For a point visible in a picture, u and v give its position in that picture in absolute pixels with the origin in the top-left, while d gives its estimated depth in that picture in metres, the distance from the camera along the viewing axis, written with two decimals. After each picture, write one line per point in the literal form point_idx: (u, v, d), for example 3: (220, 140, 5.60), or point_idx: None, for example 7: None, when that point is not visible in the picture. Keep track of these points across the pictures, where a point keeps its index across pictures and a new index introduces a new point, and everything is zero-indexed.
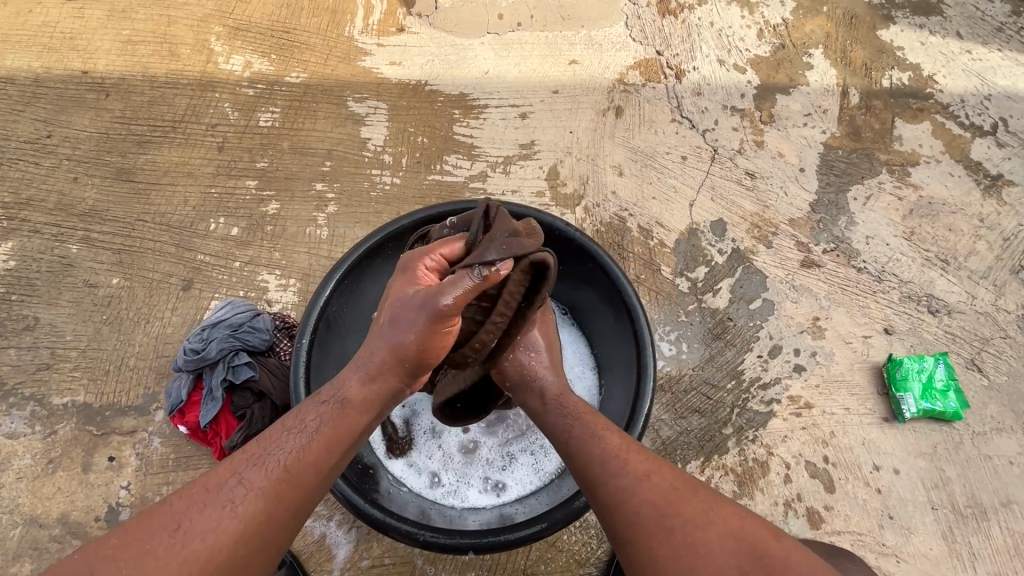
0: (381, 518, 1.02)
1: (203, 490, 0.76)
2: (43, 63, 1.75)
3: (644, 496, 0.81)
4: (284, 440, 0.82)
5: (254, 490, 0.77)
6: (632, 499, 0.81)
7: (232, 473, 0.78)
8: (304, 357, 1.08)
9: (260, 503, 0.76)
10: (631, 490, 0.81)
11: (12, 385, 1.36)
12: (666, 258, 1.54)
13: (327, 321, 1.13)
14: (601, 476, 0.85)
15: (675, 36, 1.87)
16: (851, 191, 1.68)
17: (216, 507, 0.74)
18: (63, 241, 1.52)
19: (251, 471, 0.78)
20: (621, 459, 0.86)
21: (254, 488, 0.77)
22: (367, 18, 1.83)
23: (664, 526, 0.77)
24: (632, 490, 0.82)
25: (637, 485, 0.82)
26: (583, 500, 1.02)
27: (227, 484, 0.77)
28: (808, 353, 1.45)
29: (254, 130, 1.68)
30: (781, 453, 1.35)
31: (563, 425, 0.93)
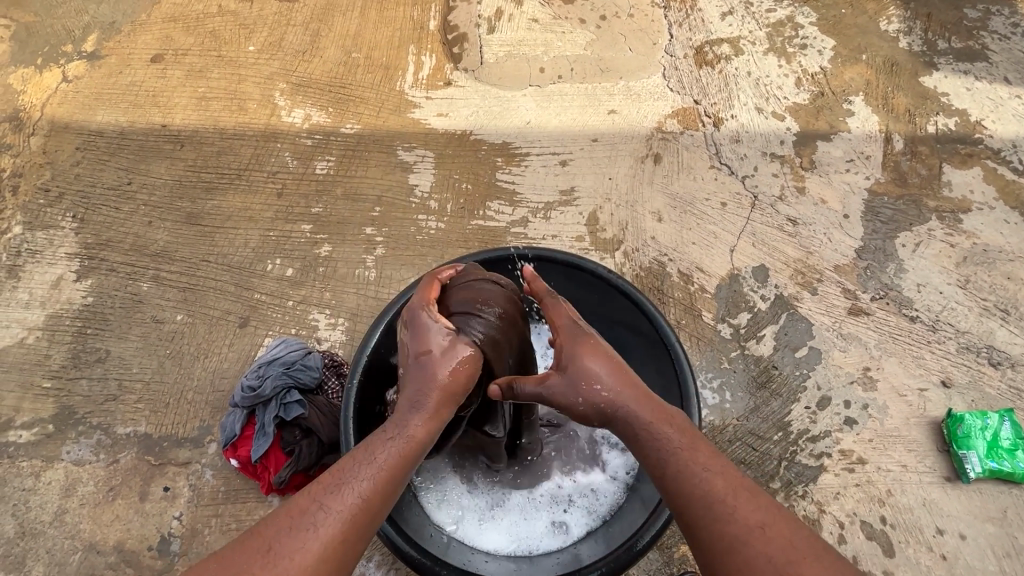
0: (421, 560, 1.02)
1: (287, 518, 0.75)
2: (128, 118, 1.94)
3: (757, 547, 0.71)
4: (357, 471, 0.80)
5: (338, 521, 0.76)
6: (734, 551, 0.72)
7: (319, 501, 0.77)
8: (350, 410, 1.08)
9: (332, 535, 0.74)
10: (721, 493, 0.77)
11: (81, 414, 1.45)
12: (707, 303, 1.54)
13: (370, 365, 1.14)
14: (702, 519, 0.76)
15: (712, 85, 1.92)
16: (898, 238, 1.65)
17: (306, 531, 0.74)
18: (136, 280, 1.64)
19: (330, 497, 0.78)
20: (726, 506, 0.75)
21: (337, 516, 0.76)
22: (416, 74, 1.96)
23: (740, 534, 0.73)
24: (737, 542, 0.72)
25: (744, 538, 0.72)
26: (645, 540, 1.01)
27: (315, 513, 0.76)
28: (859, 406, 1.39)
29: (311, 178, 1.80)
30: (834, 511, 1.28)
31: (651, 461, 0.83)
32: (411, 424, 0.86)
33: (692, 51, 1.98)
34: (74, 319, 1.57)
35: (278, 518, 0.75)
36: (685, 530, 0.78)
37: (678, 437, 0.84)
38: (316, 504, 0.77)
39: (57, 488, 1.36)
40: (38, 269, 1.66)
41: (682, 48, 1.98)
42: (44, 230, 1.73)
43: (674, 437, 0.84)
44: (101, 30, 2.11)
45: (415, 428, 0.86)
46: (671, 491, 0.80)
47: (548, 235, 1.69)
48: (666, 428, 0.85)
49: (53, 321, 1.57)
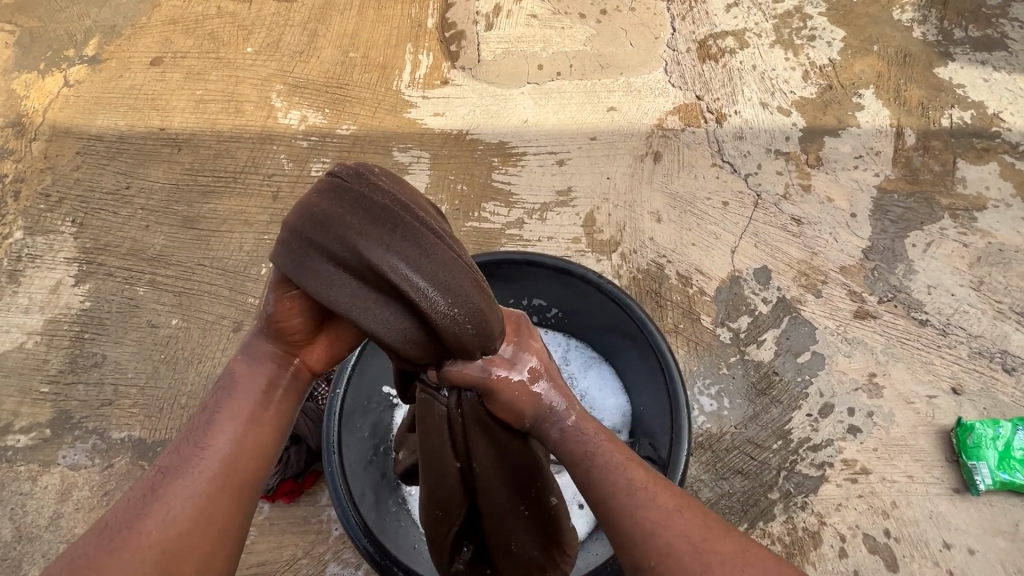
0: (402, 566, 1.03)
1: (129, 500, 0.70)
2: (127, 121, 1.95)
3: (675, 534, 0.69)
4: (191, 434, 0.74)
5: (180, 478, 0.70)
6: (657, 543, 0.70)
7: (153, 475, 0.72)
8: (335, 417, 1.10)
9: (171, 502, 0.69)
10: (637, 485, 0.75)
11: (78, 418, 1.46)
12: (706, 306, 1.49)
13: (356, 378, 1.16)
14: (622, 510, 0.73)
15: (716, 80, 1.86)
16: (909, 237, 1.58)
17: (143, 506, 0.69)
18: (132, 284, 1.65)
19: (169, 462, 0.72)
20: (645, 496, 0.74)
21: (177, 477, 0.70)
22: (413, 73, 1.94)
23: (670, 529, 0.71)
24: (657, 531, 0.70)
25: (662, 527, 0.70)
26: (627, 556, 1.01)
27: (153, 485, 0.71)
28: (864, 414, 1.34)
29: (306, 180, 1.79)
30: (835, 523, 1.23)
31: (577, 455, 0.80)
32: (234, 364, 0.80)
33: (695, 45, 1.92)
34: (73, 323, 1.59)
35: (118, 505, 0.71)
36: (606, 525, 0.75)
37: (599, 431, 0.82)
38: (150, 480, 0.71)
39: (53, 492, 1.37)
40: (38, 274, 1.67)
41: (685, 42, 1.93)
42: (44, 235, 1.74)
43: (594, 433, 0.81)
44: (102, 34, 2.12)
45: (237, 368, 0.79)
46: (589, 486, 0.77)
47: (544, 237, 1.65)
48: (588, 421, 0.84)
49: (52, 326, 1.59)
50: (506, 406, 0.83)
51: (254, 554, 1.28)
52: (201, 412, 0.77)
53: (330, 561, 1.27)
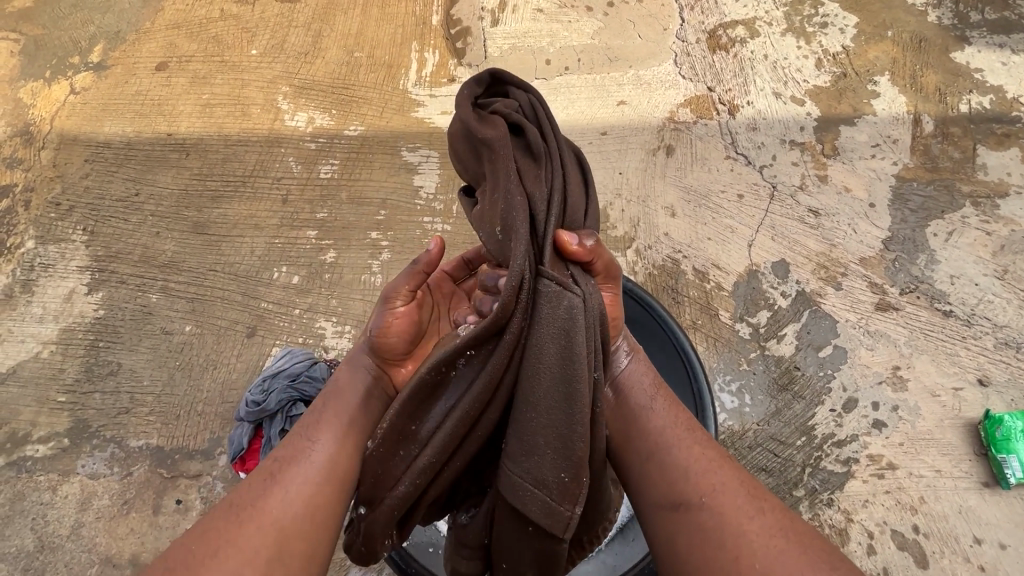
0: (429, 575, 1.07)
1: (261, 482, 0.85)
2: (134, 127, 1.94)
3: (728, 473, 0.84)
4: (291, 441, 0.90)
5: (299, 468, 0.86)
6: (709, 475, 0.84)
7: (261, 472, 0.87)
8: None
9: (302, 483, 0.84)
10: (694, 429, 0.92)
11: (95, 427, 1.46)
12: (724, 302, 1.47)
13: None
14: (682, 444, 0.88)
15: (727, 71, 1.83)
16: (930, 226, 1.55)
17: (273, 489, 0.83)
18: (145, 292, 1.64)
19: (290, 452, 0.89)
20: (700, 436, 0.91)
21: (298, 466, 0.86)
22: (420, 72, 1.92)
23: (724, 466, 0.85)
24: (713, 465, 0.85)
25: (715, 465, 0.85)
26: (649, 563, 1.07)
27: (276, 472, 0.86)
28: (889, 408, 1.32)
29: (315, 182, 1.77)
30: (863, 519, 1.21)
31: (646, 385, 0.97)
32: (339, 377, 0.99)
33: (704, 35, 1.89)
34: (87, 332, 1.59)
35: (247, 485, 0.85)
36: (663, 447, 0.89)
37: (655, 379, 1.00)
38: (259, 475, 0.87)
39: (73, 502, 1.37)
40: (51, 283, 1.67)
41: (694, 32, 1.90)
42: (56, 244, 1.74)
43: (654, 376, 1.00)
44: (107, 40, 2.11)
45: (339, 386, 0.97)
46: (650, 413, 0.93)
47: None
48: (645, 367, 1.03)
49: (66, 335, 1.59)
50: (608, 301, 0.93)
51: None
52: (310, 413, 0.95)
53: (353, 565, 1.27)
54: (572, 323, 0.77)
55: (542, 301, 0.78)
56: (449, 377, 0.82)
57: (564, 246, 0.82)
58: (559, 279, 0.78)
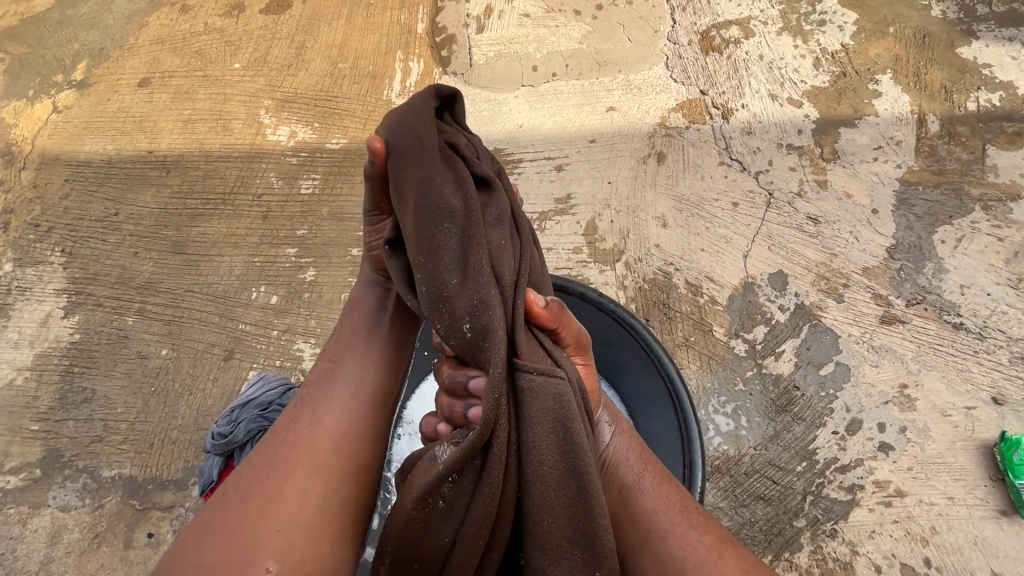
0: None
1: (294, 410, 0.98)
2: (115, 145, 1.91)
3: (729, 564, 0.81)
4: (312, 414, 0.96)
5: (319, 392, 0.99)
6: (708, 568, 0.81)
7: (284, 446, 0.92)
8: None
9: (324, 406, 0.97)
10: (683, 503, 0.87)
11: (68, 457, 1.42)
12: (718, 317, 1.40)
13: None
14: (676, 526, 0.84)
15: (720, 73, 1.76)
16: (937, 233, 1.46)
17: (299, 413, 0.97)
18: (122, 314, 1.60)
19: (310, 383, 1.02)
20: (697, 518, 0.85)
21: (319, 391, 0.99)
22: (403, 81, 1.86)
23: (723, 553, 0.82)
24: (713, 558, 0.81)
25: (715, 556, 0.81)
26: None
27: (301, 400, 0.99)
28: (896, 429, 1.23)
29: (296, 198, 1.72)
30: (870, 552, 1.13)
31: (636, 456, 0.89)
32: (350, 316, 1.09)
33: (697, 37, 1.82)
34: (62, 357, 1.55)
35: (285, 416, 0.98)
36: (661, 538, 0.83)
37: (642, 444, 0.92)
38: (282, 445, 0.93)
39: (44, 536, 1.33)
40: (28, 307, 1.64)
41: (686, 34, 1.83)
42: (34, 266, 1.71)
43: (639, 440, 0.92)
44: (90, 57, 2.09)
45: (357, 359, 1.03)
46: (644, 495, 0.85)
47: (543, 248, 1.56)
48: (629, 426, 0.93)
49: (41, 361, 1.55)
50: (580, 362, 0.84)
51: None
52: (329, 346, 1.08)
53: None
54: (568, 415, 0.70)
55: (528, 399, 0.70)
56: (436, 508, 0.70)
57: (531, 314, 0.75)
58: (540, 369, 0.70)
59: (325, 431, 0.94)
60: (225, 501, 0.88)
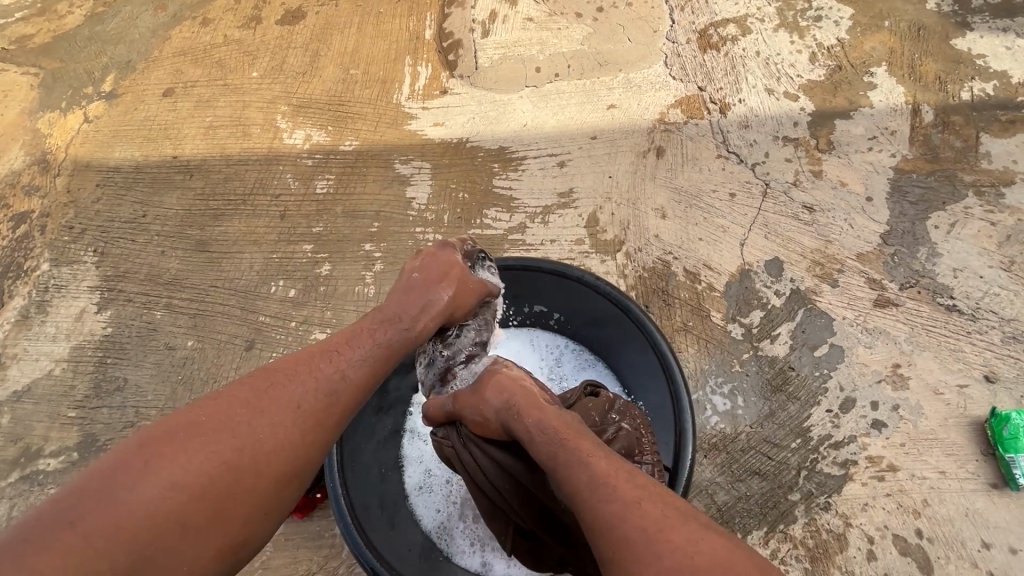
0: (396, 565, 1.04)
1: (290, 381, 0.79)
2: (142, 152, 2.02)
3: (628, 521, 0.65)
4: (296, 379, 0.79)
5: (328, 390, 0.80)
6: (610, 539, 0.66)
7: (252, 397, 0.74)
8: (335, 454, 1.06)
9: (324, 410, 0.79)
10: (593, 474, 0.74)
11: (104, 441, 1.53)
12: (715, 303, 1.45)
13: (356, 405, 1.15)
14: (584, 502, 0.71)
15: (718, 69, 1.82)
16: (931, 219, 1.50)
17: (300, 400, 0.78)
18: (151, 309, 1.70)
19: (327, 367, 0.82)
20: (606, 490, 0.70)
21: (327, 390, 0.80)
22: (412, 85, 1.95)
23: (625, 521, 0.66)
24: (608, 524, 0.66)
25: (612, 523, 0.66)
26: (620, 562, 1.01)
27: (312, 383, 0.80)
28: (889, 407, 1.27)
29: (312, 198, 1.82)
30: (862, 524, 1.17)
31: (542, 458, 0.82)
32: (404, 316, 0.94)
33: (695, 35, 1.88)
34: (96, 349, 1.66)
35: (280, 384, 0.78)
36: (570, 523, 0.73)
37: (561, 433, 0.83)
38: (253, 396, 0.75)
39: None
40: (64, 303, 1.75)
41: (685, 33, 1.89)
42: (68, 265, 1.82)
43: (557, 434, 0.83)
44: (118, 69, 2.21)
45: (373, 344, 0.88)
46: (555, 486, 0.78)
47: (546, 240, 1.63)
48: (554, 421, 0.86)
49: (76, 353, 1.66)
50: (479, 425, 0.97)
51: (271, 569, 1.29)
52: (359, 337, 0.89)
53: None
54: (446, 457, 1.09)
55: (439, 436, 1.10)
56: None
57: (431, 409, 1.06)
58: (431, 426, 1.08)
59: (300, 421, 0.76)
60: (173, 452, 0.67)
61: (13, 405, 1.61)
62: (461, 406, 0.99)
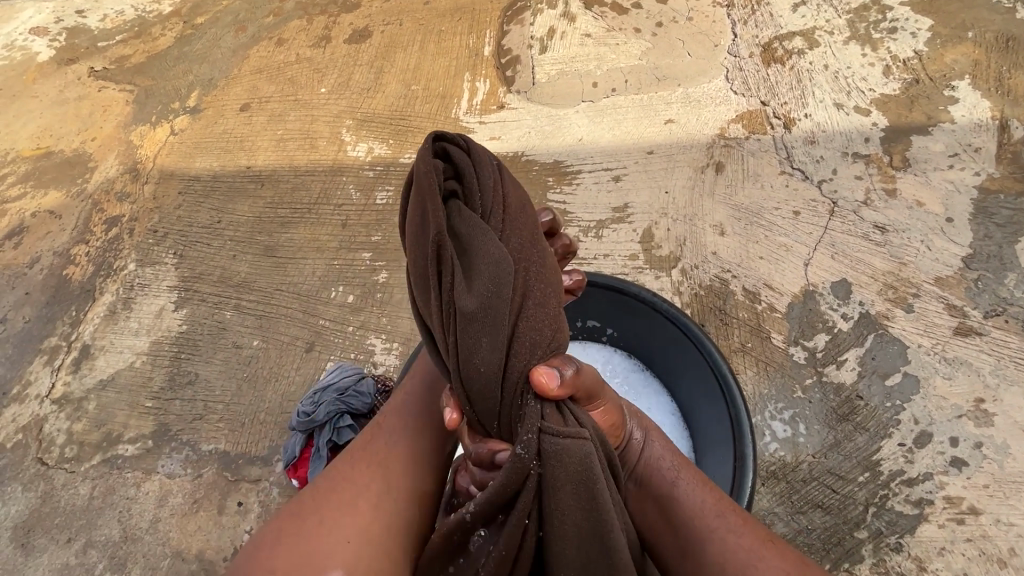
0: None
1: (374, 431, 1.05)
2: (220, 163, 2.17)
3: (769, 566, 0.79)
4: (374, 437, 1.04)
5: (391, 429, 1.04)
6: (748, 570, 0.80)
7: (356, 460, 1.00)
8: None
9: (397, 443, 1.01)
10: (716, 509, 0.86)
11: (174, 430, 1.63)
12: (777, 324, 1.39)
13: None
14: (715, 534, 0.83)
15: (782, 83, 1.76)
16: (1020, 243, 1.40)
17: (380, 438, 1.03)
18: (221, 309, 1.82)
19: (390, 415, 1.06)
20: (733, 520, 0.84)
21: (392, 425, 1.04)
22: (471, 100, 2.00)
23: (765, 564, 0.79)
24: (753, 559, 0.80)
25: (757, 558, 0.80)
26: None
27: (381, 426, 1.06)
28: (971, 444, 1.18)
29: (372, 208, 1.89)
30: (939, 570, 1.08)
31: (665, 473, 0.90)
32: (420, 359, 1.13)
33: (758, 49, 1.84)
34: (172, 345, 1.78)
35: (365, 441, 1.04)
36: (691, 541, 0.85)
37: (676, 454, 0.93)
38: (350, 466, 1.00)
39: (153, 498, 1.54)
40: (146, 301, 1.90)
41: (747, 47, 1.85)
42: (151, 266, 1.98)
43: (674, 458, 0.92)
44: (201, 86, 2.39)
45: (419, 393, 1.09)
46: (675, 502, 0.88)
47: (600, 254, 1.62)
48: (662, 437, 0.95)
49: (155, 347, 1.79)
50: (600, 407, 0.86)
51: None
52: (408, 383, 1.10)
53: None
54: (591, 478, 0.74)
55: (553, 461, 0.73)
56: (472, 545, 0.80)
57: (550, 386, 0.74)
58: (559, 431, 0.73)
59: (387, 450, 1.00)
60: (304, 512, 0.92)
61: (98, 393, 1.75)
62: (583, 364, 0.80)
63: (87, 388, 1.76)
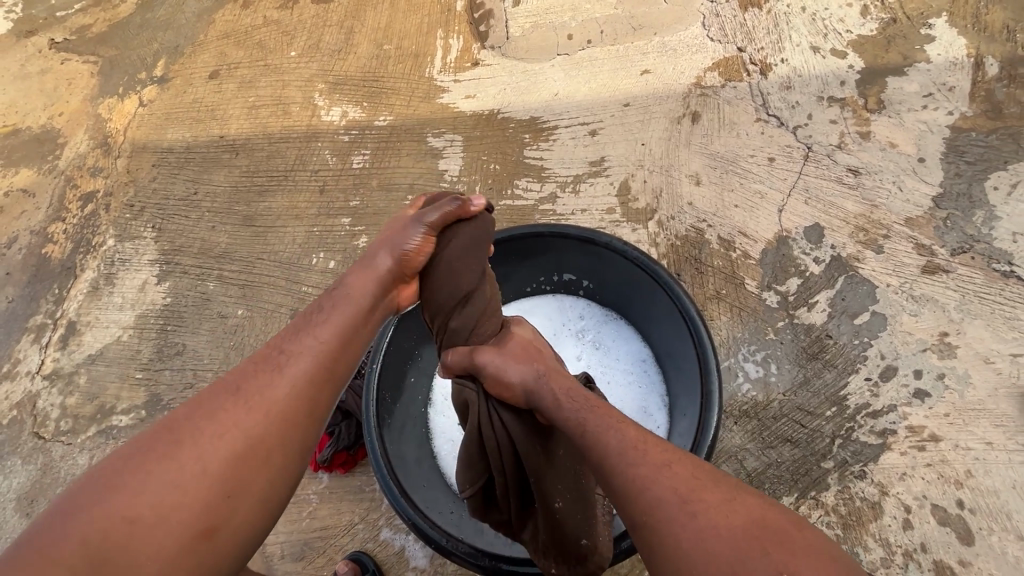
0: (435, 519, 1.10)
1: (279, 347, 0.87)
2: (192, 133, 2.12)
3: (664, 484, 0.70)
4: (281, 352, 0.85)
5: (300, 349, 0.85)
6: (648, 490, 0.70)
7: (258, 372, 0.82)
8: (372, 420, 1.11)
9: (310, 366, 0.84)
10: (617, 445, 0.77)
11: (167, 400, 1.67)
12: (750, 271, 1.41)
13: (389, 373, 1.19)
14: (615, 467, 0.75)
15: (759, 29, 1.73)
16: (989, 180, 1.42)
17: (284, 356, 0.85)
18: (204, 280, 1.82)
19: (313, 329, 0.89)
20: (635, 453, 0.75)
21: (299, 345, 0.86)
22: (445, 58, 1.96)
23: (663, 488, 0.69)
24: (648, 482, 0.71)
25: (651, 481, 0.71)
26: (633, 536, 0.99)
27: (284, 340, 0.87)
28: (934, 376, 1.23)
29: (348, 172, 1.88)
30: (899, 493, 1.15)
31: (571, 424, 0.85)
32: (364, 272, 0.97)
33: None
34: (158, 318, 1.80)
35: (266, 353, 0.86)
36: (599, 485, 0.77)
37: (589, 405, 0.87)
38: (211, 406, 0.77)
39: None
40: (128, 275, 1.90)
41: None
42: (131, 240, 1.96)
43: (582, 407, 0.87)
44: (167, 54, 2.31)
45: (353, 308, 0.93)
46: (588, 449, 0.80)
47: (577, 210, 1.63)
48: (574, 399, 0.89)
49: (141, 321, 1.80)
50: (497, 382, 0.96)
51: (317, 518, 1.39)
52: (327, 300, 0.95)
53: (385, 526, 1.36)
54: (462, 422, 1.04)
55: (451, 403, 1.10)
56: None
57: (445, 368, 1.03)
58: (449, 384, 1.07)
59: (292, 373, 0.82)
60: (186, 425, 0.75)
61: (87, 367, 1.77)
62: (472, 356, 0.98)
63: (76, 362, 1.78)
